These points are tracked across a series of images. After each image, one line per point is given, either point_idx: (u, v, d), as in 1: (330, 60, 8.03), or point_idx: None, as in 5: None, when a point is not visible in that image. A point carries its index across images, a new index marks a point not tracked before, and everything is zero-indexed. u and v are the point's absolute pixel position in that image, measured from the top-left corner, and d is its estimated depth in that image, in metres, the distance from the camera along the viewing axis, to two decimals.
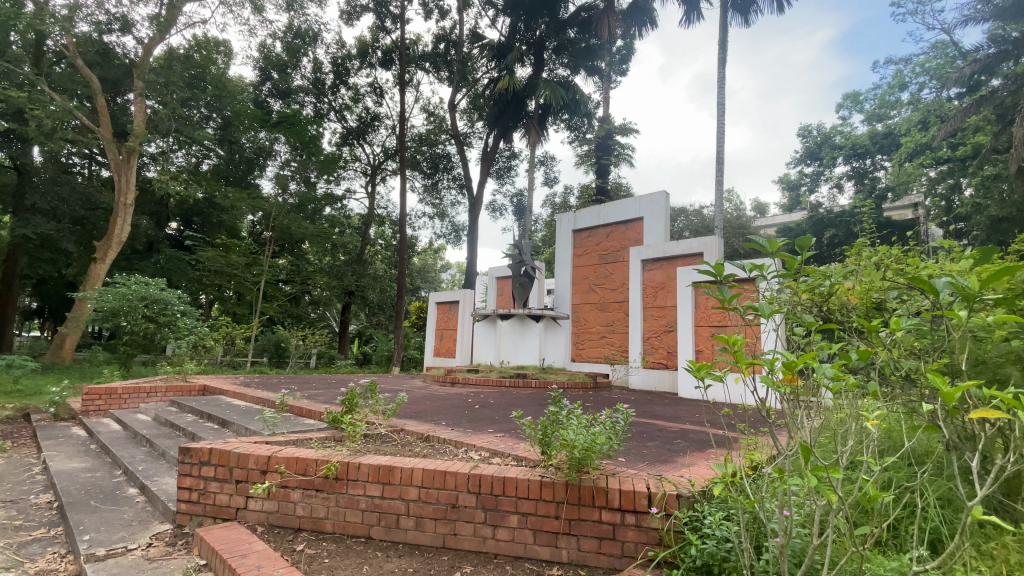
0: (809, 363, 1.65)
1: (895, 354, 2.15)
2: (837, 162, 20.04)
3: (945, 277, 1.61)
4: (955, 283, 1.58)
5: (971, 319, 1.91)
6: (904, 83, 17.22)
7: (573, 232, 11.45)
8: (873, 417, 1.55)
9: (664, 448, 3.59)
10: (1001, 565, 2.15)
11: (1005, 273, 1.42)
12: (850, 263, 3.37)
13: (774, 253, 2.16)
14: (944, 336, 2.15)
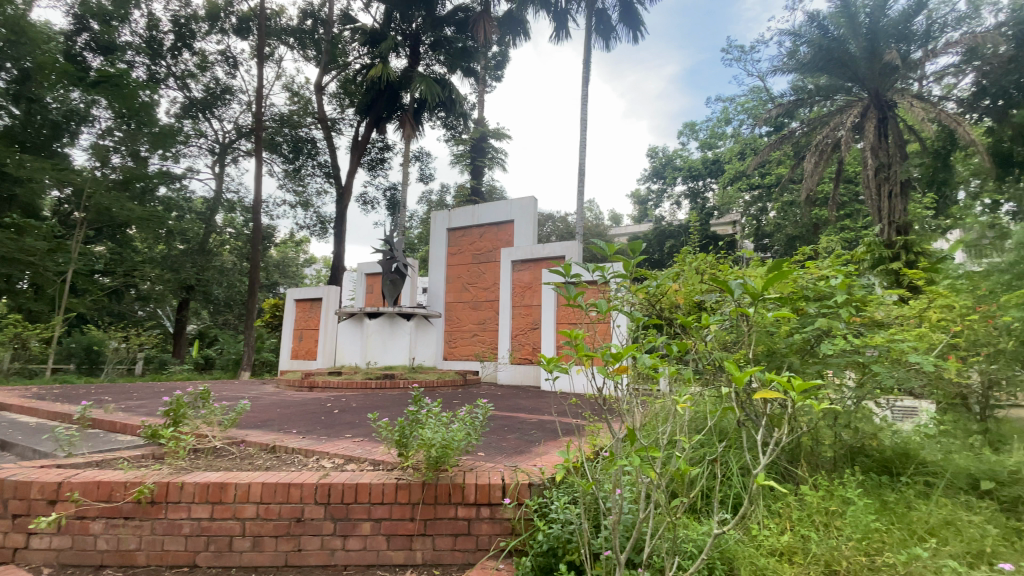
0: (636, 351, 1.87)
1: (708, 347, 2.52)
2: (676, 181, 22.94)
3: (739, 280, 1.93)
4: (746, 285, 1.91)
5: (762, 316, 2.32)
6: (729, 119, 20.26)
7: (447, 230, 11.41)
8: (685, 399, 1.80)
9: (523, 439, 3.74)
10: (785, 520, 2.63)
11: (783, 277, 1.75)
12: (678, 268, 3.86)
13: (613, 255, 2.39)
14: (744, 331, 2.58)
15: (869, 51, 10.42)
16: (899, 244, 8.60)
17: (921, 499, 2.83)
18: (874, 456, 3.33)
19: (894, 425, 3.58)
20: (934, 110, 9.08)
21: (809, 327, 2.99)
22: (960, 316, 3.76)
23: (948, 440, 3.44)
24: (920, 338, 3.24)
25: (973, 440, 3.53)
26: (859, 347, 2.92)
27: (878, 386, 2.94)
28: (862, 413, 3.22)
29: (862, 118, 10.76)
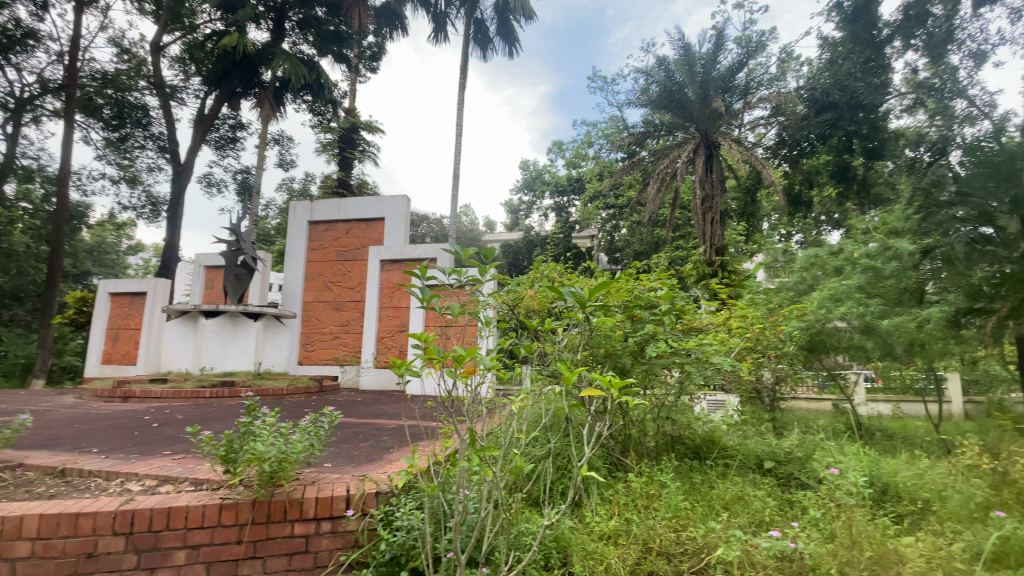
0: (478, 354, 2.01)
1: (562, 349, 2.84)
2: (544, 195, 24.25)
3: (571, 289, 2.42)
4: (575, 293, 2.41)
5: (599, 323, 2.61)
6: (591, 142, 21.98)
7: (309, 223, 10.60)
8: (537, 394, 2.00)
9: (377, 446, 3.62)
10: (615, 505, 2.93)
11: (604, 288, 2.17)
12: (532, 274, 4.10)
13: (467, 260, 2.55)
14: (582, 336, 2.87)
15: (701, 96, 11.34)
16: (717, 262, 10.19)
17: (720, 478, 3.37)
18: (688, 443, 3.89)
19: (706, 416, 4.22)
20: (747, 153, 10.81)
21: (639, 333, 3.43)
22: (753, 324, 4.58)
23: (743, 428, 4.16)
24: (722, 343, 3.89)
25: (760, 427, 4.32)
26: (679, 349, 3.40)
27: (693, 382, 3.48)
28: (680, 406, 3.75)
29: (694, 155, 11.97)
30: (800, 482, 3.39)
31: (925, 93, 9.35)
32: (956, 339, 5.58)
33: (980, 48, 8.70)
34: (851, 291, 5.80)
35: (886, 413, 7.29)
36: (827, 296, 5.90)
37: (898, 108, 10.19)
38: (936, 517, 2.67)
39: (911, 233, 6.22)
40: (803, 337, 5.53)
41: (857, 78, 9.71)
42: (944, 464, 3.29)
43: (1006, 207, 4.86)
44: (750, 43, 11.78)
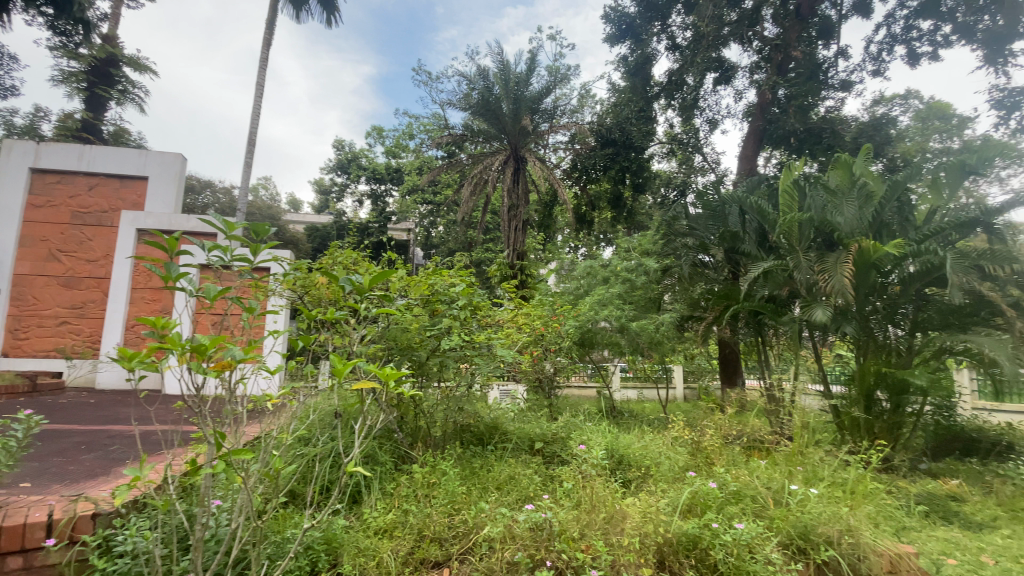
0: (226, 344, 1.77)
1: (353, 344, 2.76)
2: (359, 180, 22.95)
3: (346, 276, 2.42)
4: (351, 281, 2.45)
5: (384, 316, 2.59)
6: (412, 134, 21.59)
7: (31, 170, 8.07)
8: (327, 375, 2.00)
9: (106, 458, 2.96)
10: (395, 498, 2.98)
11: (383, 277, 2.25)
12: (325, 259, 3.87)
13: (231, 236, 2.23)
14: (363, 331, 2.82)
15: (514, 111, 12.11)
16: (517, 265, 11.08)
17: (496, 461, 3.69)
18: (474, 430, 4.18)
19: (495, 405, 4.54)
20: (547, 171, 12.01)
21: (436, 328, 3.52)
22: (535, 322, 5.16)
23: (522, 415, 4.63)
24: (508, 338, 4.29)
25: (537, 414, 4.88)
26: (471, 342, 3.64)
27: (479, 373, 3.76)
28: (470, 397, 4.01)
29: (504, 165, 12.74)
30: (560, 459, 3.90)
31: (677, 144, 11.77)
32: (680, 339, 7.15)
33: (713, 116, 11.36)
34: (613, 298, 6.96)
35: (634, 400, 8.90)
36: (597, 300, 6.96)
37: (659, 154, 12.23)
38: (652, 479, 3.34)
39: (658, 254, 7.76)
40: (576, 335, 6.41)
41: (632, 122, 11.37)
42: (660, 437, 4.15)
43: (716, 241, 6.76)
44: (557, 72, 13.08)
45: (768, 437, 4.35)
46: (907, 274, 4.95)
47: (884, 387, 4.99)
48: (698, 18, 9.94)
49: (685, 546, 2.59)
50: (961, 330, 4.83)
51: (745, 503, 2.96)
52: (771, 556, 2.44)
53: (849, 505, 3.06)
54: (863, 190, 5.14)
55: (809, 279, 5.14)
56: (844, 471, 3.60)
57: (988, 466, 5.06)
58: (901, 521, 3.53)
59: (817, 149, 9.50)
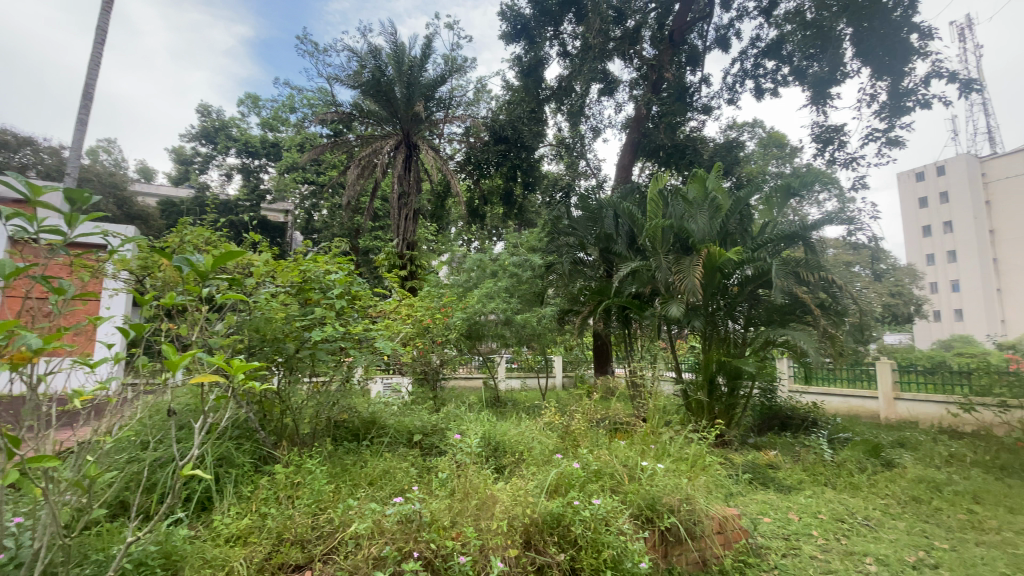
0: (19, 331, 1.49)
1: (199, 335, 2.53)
2: (229, 151, 20.58)
3: (186, 256, 2.20)
4: (191, 261, 2.22)
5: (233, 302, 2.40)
6: (293, 107, 19.84)
7: None
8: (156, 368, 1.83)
9: None
10: (252, 503, 2.77)
11: (231, 259, 2.11)
12: (171, 240, 3.42)
13: (36, 202, 1.85)
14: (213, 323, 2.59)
15: (407, 97, 11.52)
16: (406, 256, 10.78)
17: (371, 456, 3.59)
18: (349, 425, 4.03)
19: (375, 399, 4.41)
20: (440, 162, 11.79)
21: (307, 317, 3.30)
22: (418, 314, 5.11)
23: (401, 408, 4.53)
24: (388, 329, 4.20)
25: (419, 407, 4.83)
26: (345, 334, 3.49)
27: (353, 367, 3.63)
28: (345, 391, 3.85)
29: (394, 151, 12.14)
30: (438, 450, 3.89)
31: (565, 147, 12.39)
32: (560, 332, 7.56)
33: (596, 125, 12.14)
34: (500, 291, 7.13)
35: (517, 389, 9.23)
36: (484, 293, 7.05)
37: (549, 155, 12.75)
38: (524, 463, 3.50)
39: (543, 250, 8.10)
40: (462, 327, 6.45)
41: (524, 122, 11.66)
42: (533, 423, 4.37)
43: (592, 241, 7.28)
44: (453, 62, 12.93)
45: (629, 420, 4.81)
46: (745, 276, 5.77)
47: (723, 373, 5.83)
48: (586, 29, 10.50)
49: (550, 525, 2.74)
50: (782, 325, 5.73)
51: (605, 481, 3.24)
52: (623, 527, 2.71)
53: (688, 476, 3.51)
54: (713, 203, 5.87)
55: (667, 278, 5.78)
56: (688, 447, 4.10)
57: (798, 438, 6.10)
58: (731, 489, 4.15)
59: (682, 164, 10.65)
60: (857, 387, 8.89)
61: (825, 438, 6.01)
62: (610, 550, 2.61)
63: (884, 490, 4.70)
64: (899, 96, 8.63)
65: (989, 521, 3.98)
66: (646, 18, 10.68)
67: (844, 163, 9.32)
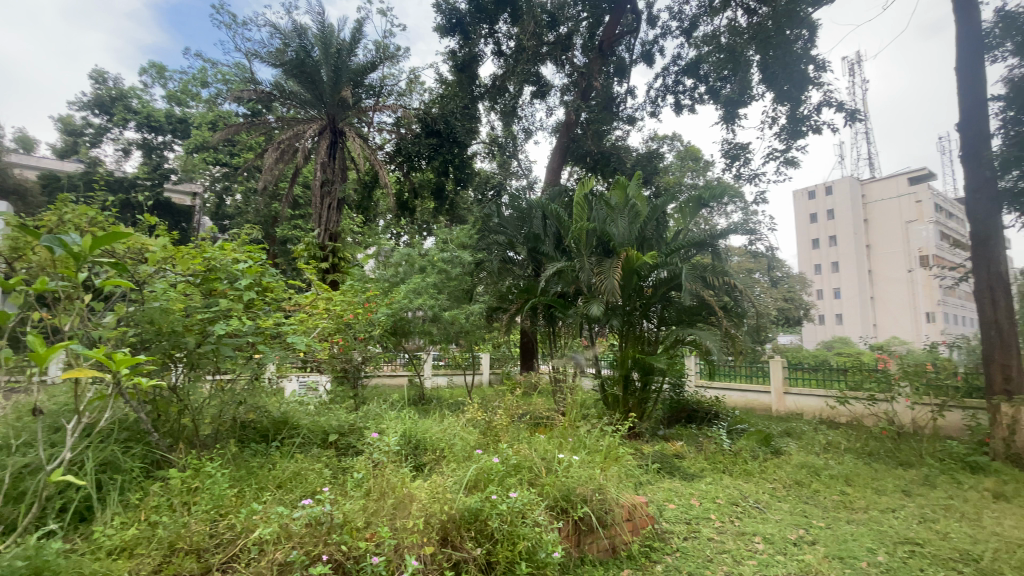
0: None
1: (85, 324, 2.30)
2: (127, 124, 18.47)
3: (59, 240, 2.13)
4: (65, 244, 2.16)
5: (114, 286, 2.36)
6: (205, 82, 18.19)
7: None
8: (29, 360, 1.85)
9: None
10: (141, 511, 2.53)
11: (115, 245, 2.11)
12: (44, 218, 3.01)
13: None
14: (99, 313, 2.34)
15: (334, 81, 10.90)
16: (328, 247, 10.26)
17: (280, 458, 3.41)
18: (257, 425, 3.79)
19: (288, 398, 4.18)
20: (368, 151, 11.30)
21: (210, 309, 3.04)
22: (337, 308, 4.91)
23: (317, 407, 4.33)
24: (303, 324, 4.01)
25: (337, 406, 4.64)
26: (254, 329, 3.27)
27: (262, 363, 3.43)
28: (254, 389, 3.62)
29: (318, 137, 11.47)
30: (355, 450, 3.76)
31: (497, 147, 12.45)
32: (486, 329, 7.60)
33: (528, 126, 12.33)
34: (428, 287, 7.02)
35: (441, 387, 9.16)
36: (410, 288, 6.90)
37: (482, 153, 12.75)
38: (444, 461, 3.47)
39: (472, 247, 8.09)
40: (387, 323, 6.27)
41: (456, 117, 11.49)
42: (456, 420, 4.36)
43: (521, 240, 7.39)
44: (385, 50, 12.51)
45: (550, 415, 4.95)
46: (660, 278, 6.13)
47: (638, 369, 6.18)
48: (520, 31, 10.61)
49: (467, 520, 2.74)
50: (690, 325, 6.16)
51: (524, 474, 3.30)
52: (539, 519, 2.79)
53: (601, 467, 3.68)
54: (633, 210, 6.18)
55: (590, 279, 6.01)
56: (603, 440, 4.30)
57: (701, 430, 6.61)
58: (640, 479, 4.42)
59: (607, 170, 11.14)
60: (753, 383, 9.79)
61: (725, 429, 6.56)
62: (525, 542, 2.68)
63: (772, 475, 5.23)
64: (797, 121, 9.58)
65: (856, 500, 4.55)
66: (577, 26, 11.09)
67: (749, 179, 10.18)
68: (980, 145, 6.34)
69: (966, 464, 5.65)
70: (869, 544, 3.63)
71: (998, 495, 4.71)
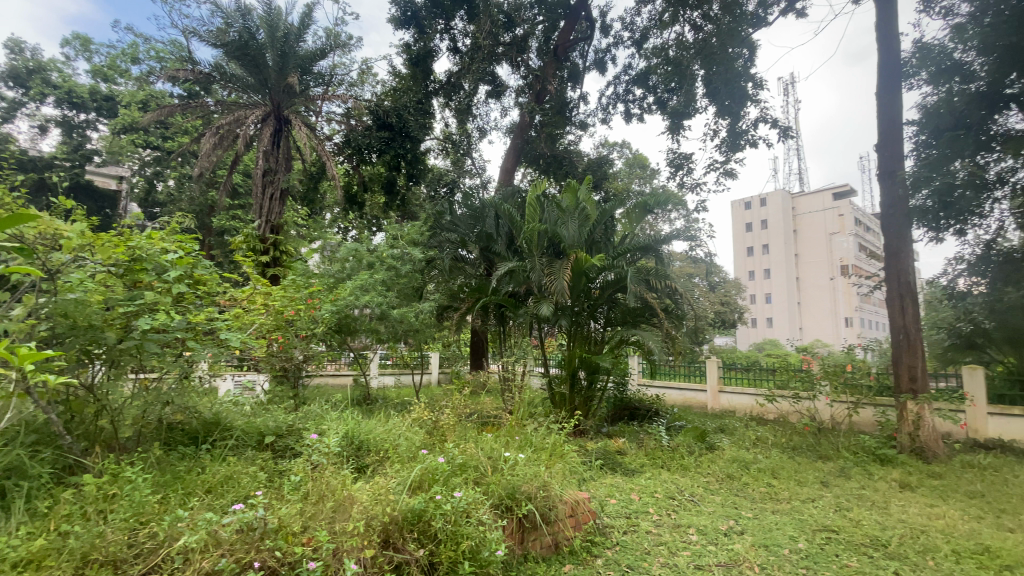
0: None
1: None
2: (44, 99, 16.82)
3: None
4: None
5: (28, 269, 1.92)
6: (137, 59, 16.88)
7: None
8: None
9: None
10: (49, 521, 2.33)
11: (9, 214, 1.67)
12: None
13: None
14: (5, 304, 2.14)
15: (279, 66, 10.48)
16: (269, 240, 9.78)
17: (211, 462, 3.23)
18: (187, 427, 3.57)
19: (221, 397, 3.96)
20: (316, 141, 10.90)
21: (134, 303, 2.86)
22: (277, 303, 4.71)
23: (253, 408, 4.12)
24: (238, 320, 3.83)
25: (275, 406, 4.45)
26: (184, 324, 3.09)
27: (192, 361, 3.24)
28: (183, 387, 3.41)
29: (261, 123, 10.88)
30: (293, 452, 3.62)
31: (451, 144, 12.35)
32: (436, 328, 7.53)
33: (482, 125, 12.32)
34: (376, 283, 6.86)
35: (388, 386, 8.98)
36: (357, 285, 6.70)
37: (436, 150, 12.62)
38: (388, 461, 3.41)
39: (423, 245, 7.99)
40: (331, 320, 6.07)
41: (408, 111, 11.28)
42: (401, 420, 4.28)
43: (472, 239, 7.37)
44: (337, 38, 12.10)
45: (498, 414, 4.97)
46: (606, 280, 6.30)
47: (583, 368, 6.33)
48: (477, 29, 10.57)
49: (410, 521, 2.70)
50: (635, 326, 6.36)
51: (470, 473, 3.30)
52: (483, 518, 2.80)
53: (546, 464, 3.74)
54: (583, 213, 6.33)
55: (540, 279, 6.08)
56: (549, 438, 4.36)
57: (643, 427, 6.87)
58: (583, 476, 4.55)
59: (559, 173, 11.32)
60: (692, 382, 10.25)
61: (664, 426, 6.84)
62: (469, 540, 2.68)
63: (706, 469, 5.51)
64: (736, 135, 10.13)
65: (782, 492, 4.88)
66: (533, 28, 11.11)
67: (692, 188, 10.67)
68: (894, 165, 6.95)
69: (876, 456, 6.16)
70: (791, 533, 3.90)
71: (903, 484, 5.19)
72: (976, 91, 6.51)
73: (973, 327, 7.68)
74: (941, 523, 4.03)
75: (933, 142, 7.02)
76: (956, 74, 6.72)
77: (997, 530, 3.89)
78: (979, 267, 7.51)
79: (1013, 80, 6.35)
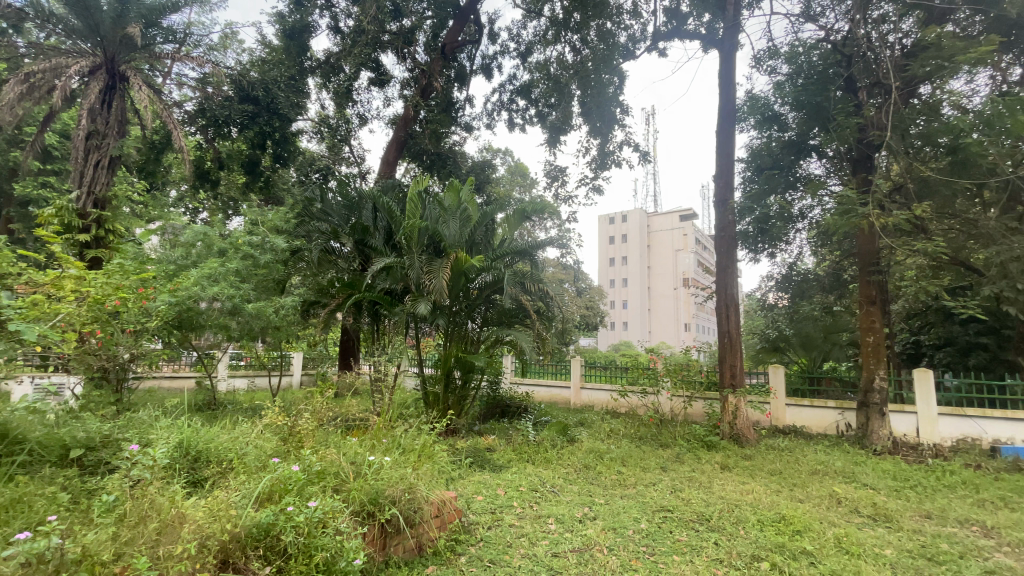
0: None
1: None
2: None
3: None
4: None
5: None
6: None
7: None
8: None
9: None
10: None
11: None
12: None
13: None
14: None
15: (116, 13, 8.65)
16: (91, 216, 8.18)
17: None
18: None
19: (11, 405, 3.22)
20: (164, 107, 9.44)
21: None
22: (100, 287, 3.96)
23: (55, 417, 3.41)
24: (37, 310, 3.15)
25: (90, 413, 3.74)
26: None
27: None
28: None
29: (88, 75, 9.05)
30: (110, 467, 3.08)
31: (328, 128, 11.58)
32: (300, 324, 7.00)
33: (363, 113, 11.72)
34: (229, 274, 6.16)
35: (239, 388, 8.05)
36: (204, 274, 5.94)
37: (310, 133, 11.74)
38: (232, 473, 3.06)
39: (288, 233, 7.36)
40: (170, 313, 5.31)
41: (278, 86, 10.31)
42: (251, 427, 3.86)
43: (346, 231, 6.97)
44: None
45: (364, 417, 4.79)
46: (484, 281, 6.42)
47: (458, 366, 6.39)
48: (361, 12, 10.05)
49: (255, 538, 2.48)
50: (509, 326, 6.57)
51: (328, 481, 3.10)
52: (342, 526, 2.65)
53: (413, 466, 3.69)
54: (464, 213, 6.38)
55: (418, 277, 6.01)
56: (418, 438, 4.31)
57: (512, 422, 7.15)
58: (451, 475, 4.59)
59: (442, 172, 11.27)
60: (558, 380, 10.90)
61: (531, 421, 7.19)
62: (324, 552, 2.50)
63: (567, 460, 5.90)
64: (604, 154, 11.03)
65: (630, 478, 5.42)
66: (421, 21, 10.88)
67: (565, 199, 11.33)
68: (727, 193, 8.14)
69: (704, 443, 7.15)
70: (635, 515, 4.34)
71: (723, 465, 6.13)
72: (788, 139, 7.91)
73: (779, 333, 9.31)
74: (749, 497, 4.83)
75: (755, 178, 8.48)
76: (775, 123, 8.09)
77: (789, 500, 4.79)
78: (784, 284, 9.15)
79: (814, 134, 7.77)
